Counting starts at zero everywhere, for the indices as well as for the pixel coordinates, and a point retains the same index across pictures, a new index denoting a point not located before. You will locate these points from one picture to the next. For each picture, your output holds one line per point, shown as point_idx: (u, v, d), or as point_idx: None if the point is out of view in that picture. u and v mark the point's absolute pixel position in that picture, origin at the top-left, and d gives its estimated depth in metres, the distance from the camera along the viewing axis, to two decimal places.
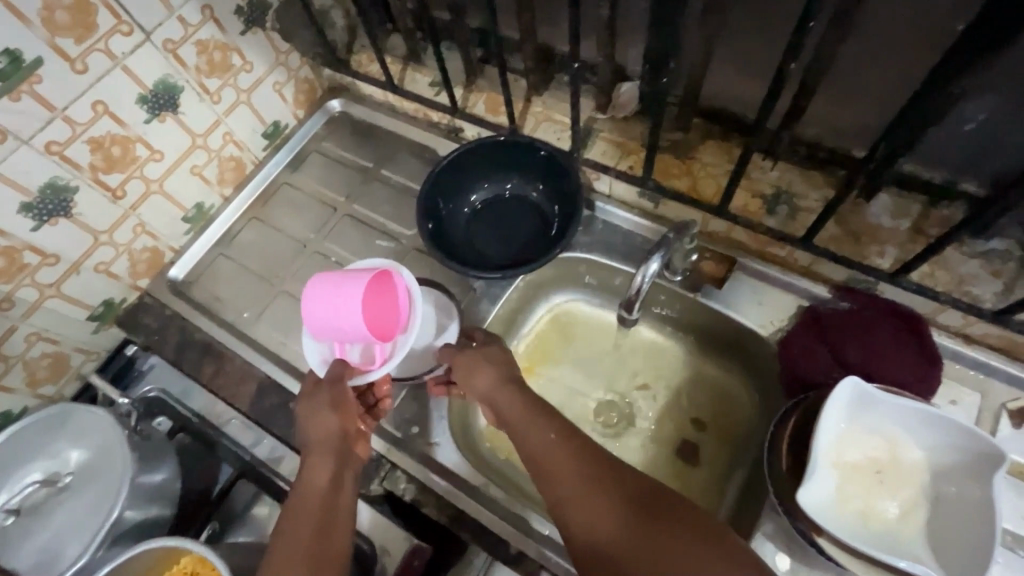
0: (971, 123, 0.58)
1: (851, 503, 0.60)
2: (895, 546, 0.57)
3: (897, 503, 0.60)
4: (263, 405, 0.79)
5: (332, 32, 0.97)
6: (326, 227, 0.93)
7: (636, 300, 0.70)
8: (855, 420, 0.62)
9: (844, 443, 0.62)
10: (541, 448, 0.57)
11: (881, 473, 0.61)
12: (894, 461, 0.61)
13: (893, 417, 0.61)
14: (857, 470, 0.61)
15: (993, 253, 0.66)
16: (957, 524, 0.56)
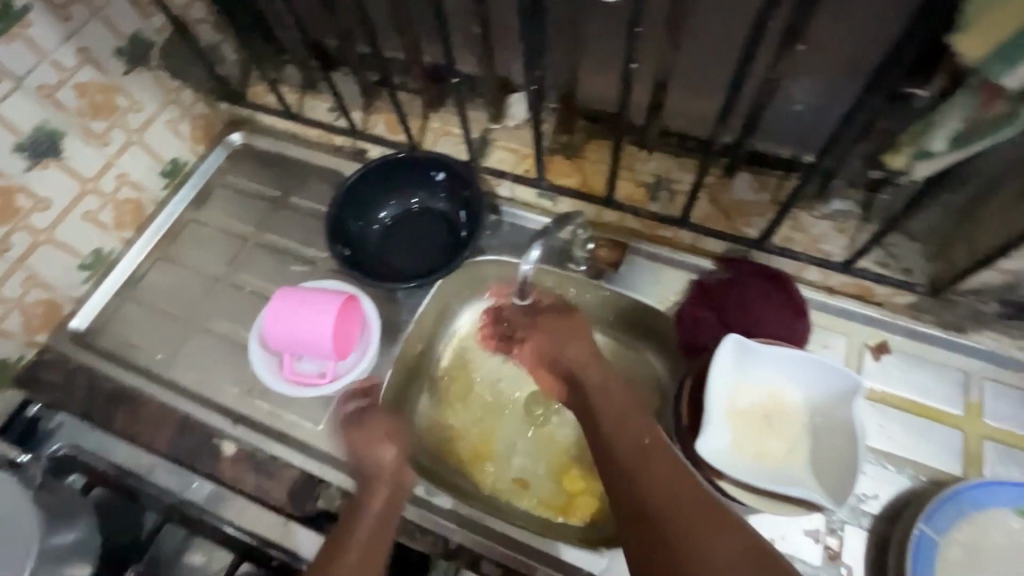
0: (798, 104, 0.67)
1: (746, 446, 0.67)
2: (786, 478, 0.64)
3: (785, 443, 0.68)
4: (186, 444, 0.77)
5: (224, 67, 0.97)
6: (237, 259, 0.93)
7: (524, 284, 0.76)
8: (744, 373, 0.69)
9: (737, 394, 0.69)
10: (632, 446, 0.61)
11: (771, 417, 0.68)
12: (780, 405, 0.69)
13: (773, 366, 0.69)
14: (749, 417, 0.68)
15: (837, 214, 0.76)
16: (832, 451, 0.64)
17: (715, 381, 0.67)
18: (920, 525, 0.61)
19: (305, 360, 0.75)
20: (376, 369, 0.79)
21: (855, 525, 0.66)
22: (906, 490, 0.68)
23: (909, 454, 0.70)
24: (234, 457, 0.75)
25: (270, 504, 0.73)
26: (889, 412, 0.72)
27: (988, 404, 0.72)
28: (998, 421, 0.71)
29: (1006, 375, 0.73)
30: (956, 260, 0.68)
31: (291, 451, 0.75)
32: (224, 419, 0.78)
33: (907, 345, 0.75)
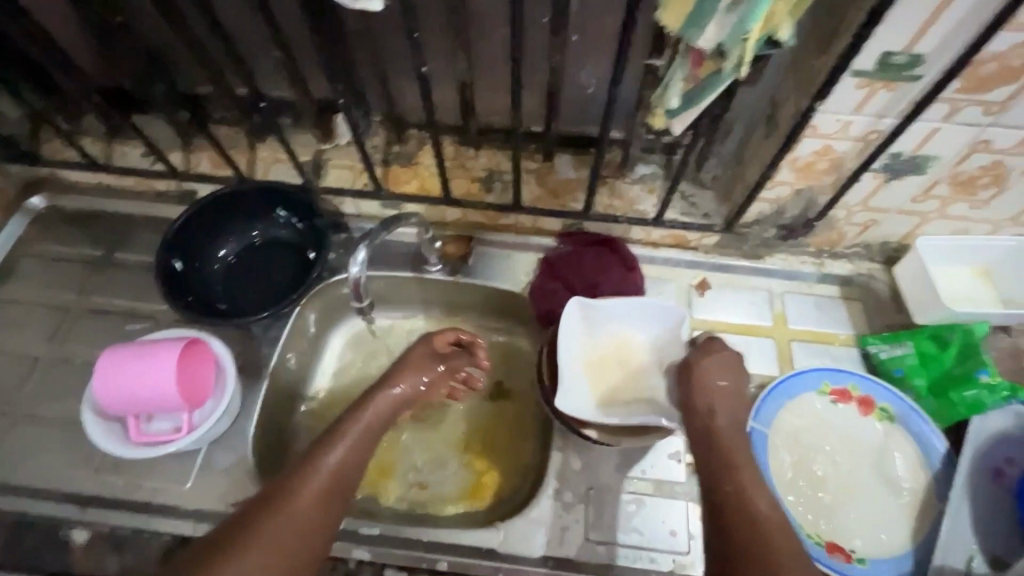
0: (590, 86, 0.78)
1: (601, 390, 0.74)
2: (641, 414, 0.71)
3: (632, 380, 0.75)
4: (26, 546, 0.68)
5: (7, 127, 0.88)
6: (60, 332, 0.83)
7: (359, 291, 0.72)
8: (591, 326, 0.76)
9: (587, 345, 0.76)
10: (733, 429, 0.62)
11: (619, 359, 0.76)
12: (628, 346, 0.76)
13: (615, 314, 0.75)
14: (602, 363, 0.75)
15: (644, 177, 0.87)
16: (670, 379, 0.72)
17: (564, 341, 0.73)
18: (751, 423, 0.72)
19: (157, 419, 0.70)
20: (241, 411, 0.75)
21: None
22: None
23: None
24: (88, 544, 0.68)
25: None
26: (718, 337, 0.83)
27: (790, 312, 0.86)
28: (799, 324, 0.85)
29: (799, 286, 0.88)
30: (737, 198, 0.80)
31: (156, 519, 0.69)
32: (71, 506, 0.70)
33: (722, 278, 0.88)
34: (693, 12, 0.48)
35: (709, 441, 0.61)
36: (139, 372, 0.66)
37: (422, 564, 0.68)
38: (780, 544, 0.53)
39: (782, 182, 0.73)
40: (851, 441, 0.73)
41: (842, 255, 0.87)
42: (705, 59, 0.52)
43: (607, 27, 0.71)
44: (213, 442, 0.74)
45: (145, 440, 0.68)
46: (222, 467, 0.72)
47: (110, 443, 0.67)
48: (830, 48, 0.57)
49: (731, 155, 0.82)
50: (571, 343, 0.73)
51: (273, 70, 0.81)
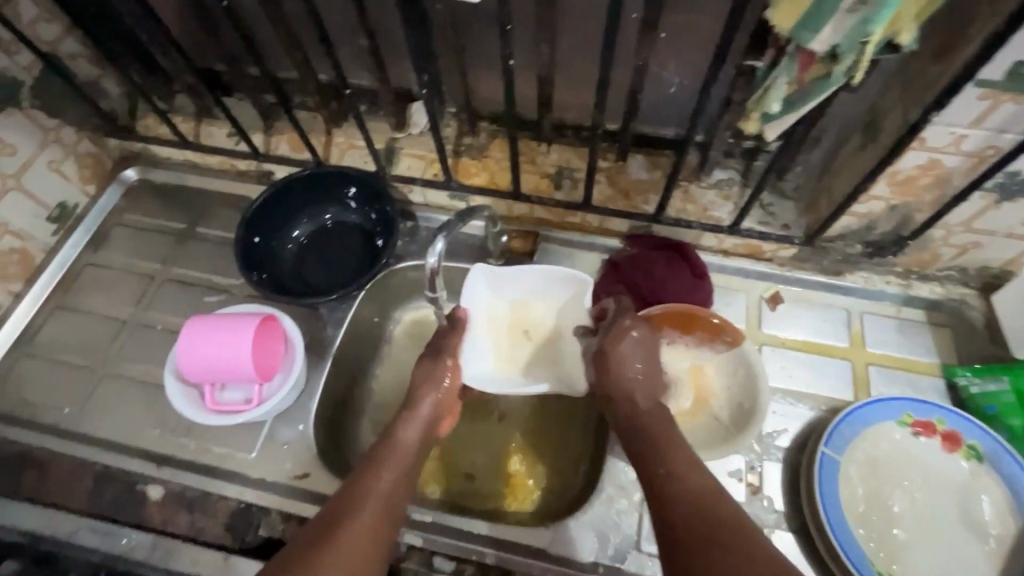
0: (673, 86, 0.76)
1: (517, 357, 0.76)
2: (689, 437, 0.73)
3: (506, 360, 0.76)
4: (106, 496, 0.72)
5: (108, 102, 0.94)
6: (145, 298, 0.88)
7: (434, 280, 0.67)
8: (499, 297, 0.77)
9: (511, 313, 0.78)
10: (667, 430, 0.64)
11: (516, 337, 0.77)
12: (553, 317, 0.77)
13: (516, 285, 0.77)
14: (535, 331, 0.77)
15: (721, 182, 0.83)
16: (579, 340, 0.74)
17: (508, 297, 0.78)
18: (821, 447, 0.68)
19: (229, 389, 0.74)
20: (306, 388, 0.78)
21: (771, 459, 0.73)
22: (810, 421, 0.75)
23: (805, 389, 0.77)
24: (161, 501, 0.72)
25: (207, 541, 0.70)
26: (788, 354, 0.80)
27: (868, 335, 0.81)
28: (878, 348, 0.80)
29: (880, 307, 0.83)
30: (822, 210, 0.76)
31: (223, 484, 0.72)
32: (148, 463, 0.74)
33: (796, 293, 0.84)
34: (810, 12, 0.45)
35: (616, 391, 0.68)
36: (218, 345, 0.69)
37: (472, 555, 0.68)
38: (756, 540, 0.51)
39: (876, 196, 0.69)
40: (930, 478, 0.68)
41: (932, 278, 0.81)
42: (815, 62, 0.49)
43: (699, 26, 0.68)
44: (278, 415, 0.77)
45: (217, 409, 0.71)
46: (286, 440, 0.75)
47: (186, 408, 0.71)
48: (952, 55, 0.53)
49: (817, 165, 0.78)
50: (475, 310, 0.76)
51: (358, 58, 0.83)
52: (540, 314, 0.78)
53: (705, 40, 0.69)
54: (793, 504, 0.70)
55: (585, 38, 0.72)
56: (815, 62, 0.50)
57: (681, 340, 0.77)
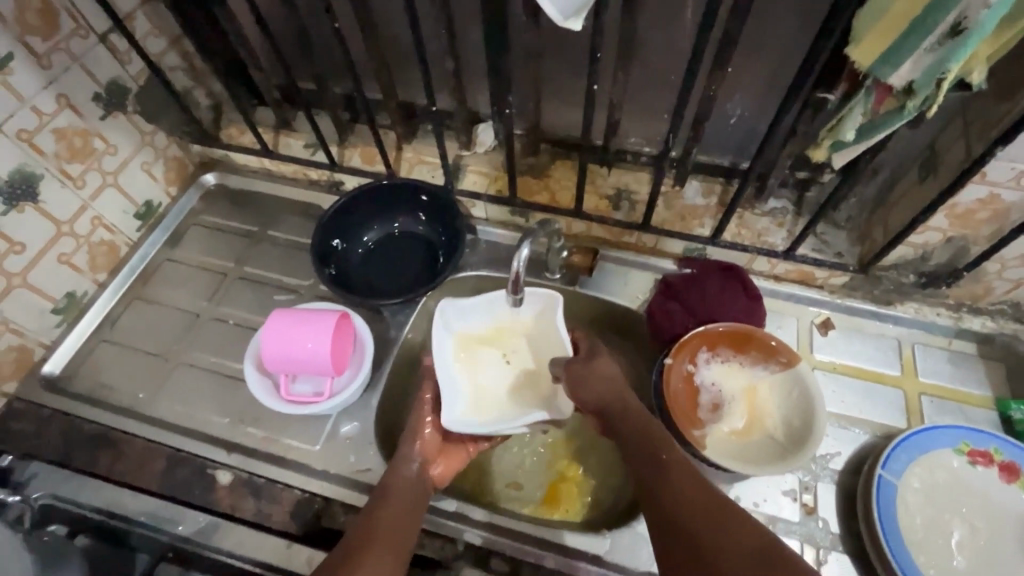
0: (734, 116, 0.80)
1: (495, 395, 0.78)
2: (747, 454, 0.73)
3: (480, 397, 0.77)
4: (177, 478, 0.75)
5: (198, 111, 1.01)
6: (218, 293, 0.93)
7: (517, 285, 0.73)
8: (465, 337, 0.81)
9: (479, 353, 0.80)
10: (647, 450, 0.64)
11: (489, 372, 0.79)
12: (520, 351, 0.80)
13: (476, 324, 0.81)
14: (503, 367, 0.79)
15: (774, 211, 0.87)
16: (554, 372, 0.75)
17: (472, 337, 0.81)
18: (879, 470, 0.69)
19: (301, 381, 0.77)
20: (370, 386, 0.81)
21: (825, 480, 0.73)
22: (863, 445, 0.76)
23: (859, 413, 0.79)
24: (230, 485, 0.74)
25: (271, 527, 0.72)
26: (840, 379, 0.82)
27: (920, 364, 0.82)
28: (930, 378, 0.81)
29: (932, 339, 0.84)
30: (877, 240, 0.79)
31: (288, 473, 0.75)
32: (218, 448, 0.77)
33: (846, 320, 0.86)
34: (889, 50, 0.49)
35: (611, 417, 0.69)
36: (299, 339, 0.72)
37: (528, 557, 0.69)
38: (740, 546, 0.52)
39: (933, 228, 0.71)
40: (989, 508, 0.68)
41: (984, 311, 0.83)
42: (890, 95, 0.53)
43: (766, 62, 0.73)
44: (343, 410, 0.79)
45: (293, 400, 0.75)
46: (349, 435, 0.78)
47: (266, 397, 0.74)
48: (1017, 96, 0.57)
49: (872, 197, 0.81)
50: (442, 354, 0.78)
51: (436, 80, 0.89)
52: (512, 345, 0.81)
53: (769, 75, 0.74)
54: (848, 526, 0.71)
55: (657, 70, 0.78)
56: (889, 96, 0.54)
57: (736, 359, 0.79)
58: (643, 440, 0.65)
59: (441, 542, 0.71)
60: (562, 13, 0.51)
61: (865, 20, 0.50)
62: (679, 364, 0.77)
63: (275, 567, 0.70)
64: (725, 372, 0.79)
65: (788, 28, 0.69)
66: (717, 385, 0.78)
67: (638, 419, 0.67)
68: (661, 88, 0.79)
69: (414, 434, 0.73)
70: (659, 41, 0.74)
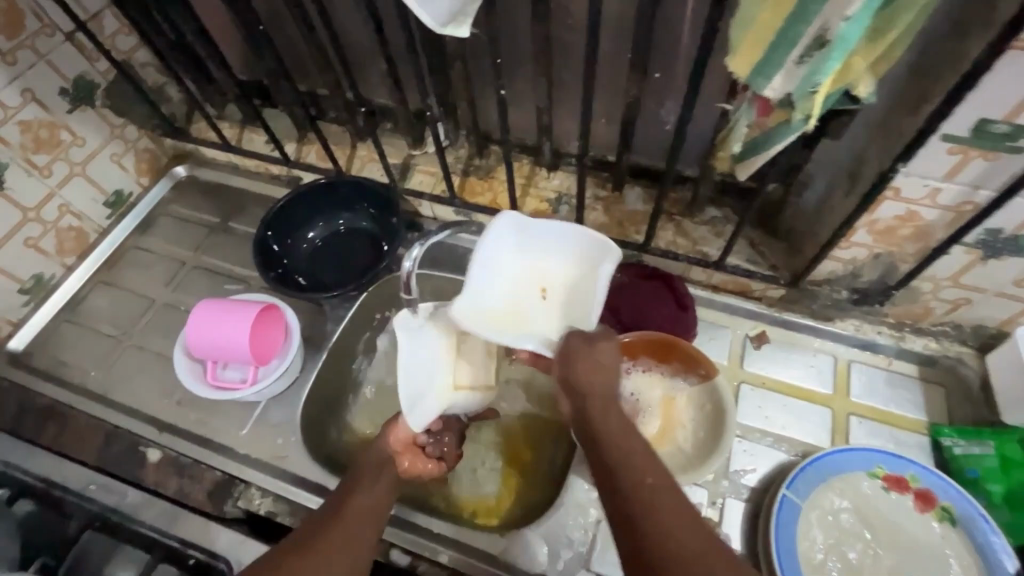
0: (666, 123, 0.79)
1: (467, 370, 0.71)
2: None
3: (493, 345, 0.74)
4: (112, 453, 0.80)
5: (170, 106, 1.05)
6: (175, 281, 0.98)
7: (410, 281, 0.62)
8: (525, 246, 0.65)
9: (510, 272, 0.65)
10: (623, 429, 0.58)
11: (498, 300, 0.65)
12: (577, 295, 0.65)
13: (556, 243, 0.64)
14: (531, 296, 0.66)
15: (714, 219, 0.86)
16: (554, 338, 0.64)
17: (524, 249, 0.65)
18: (783, 490, 0.67)
19: (229, 368, 0.80)
20: (301, 375, 0.85)
21: (734, 496, 0.72)
22: (782, 463, 0.74)
23: (781, 431, 0.77)
24: (158, 463, 0.79)
25: (192, 505, 0.76)
26: (767, 394, 0.80)
27: (853, 383, 0.80)
28: (862, 398, 0.78)
29: (869, 358, 0.81)
30: (809, 253, 0.77)
31: (214, 456, 0.79)
32: (153, 428, 0.82)
33: (782, 335, 0.84)
34: (761, 62, 0.48)
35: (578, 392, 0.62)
36: (220, 326, 0.76)
37: (427, 551, 0.72)
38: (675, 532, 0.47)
39: (858, 243, 0.69)
40: (898, 535, 0.66)
41: (927, 332, 0.79)
42: (773, 108, 0.52)
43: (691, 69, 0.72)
44: (272, 398, 0.83)
45: (220, 385, 0.78)
46: (275, 422, 0.82)
47: (194, 383, 0.78)
48: (920, 111, 0.55)
49: (809, 209, 0.79)
50: (494, 235, 0.62)
51: (383, 81, 0.91)
52: (560, 290, 0.66)
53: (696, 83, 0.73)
54: (750, 544, 0.70)
55: None
56: (772, 109, 0.52)
57: (658, 369, 0.78)
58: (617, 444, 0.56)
59: None
60: (439, 21, 0.52)
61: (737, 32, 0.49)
62: None
63: (190, 541, 0.73)
64: (645, 381, 0.78)
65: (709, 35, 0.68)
66: (636, 394, 0.78)
67: (619, 414, 0.59)
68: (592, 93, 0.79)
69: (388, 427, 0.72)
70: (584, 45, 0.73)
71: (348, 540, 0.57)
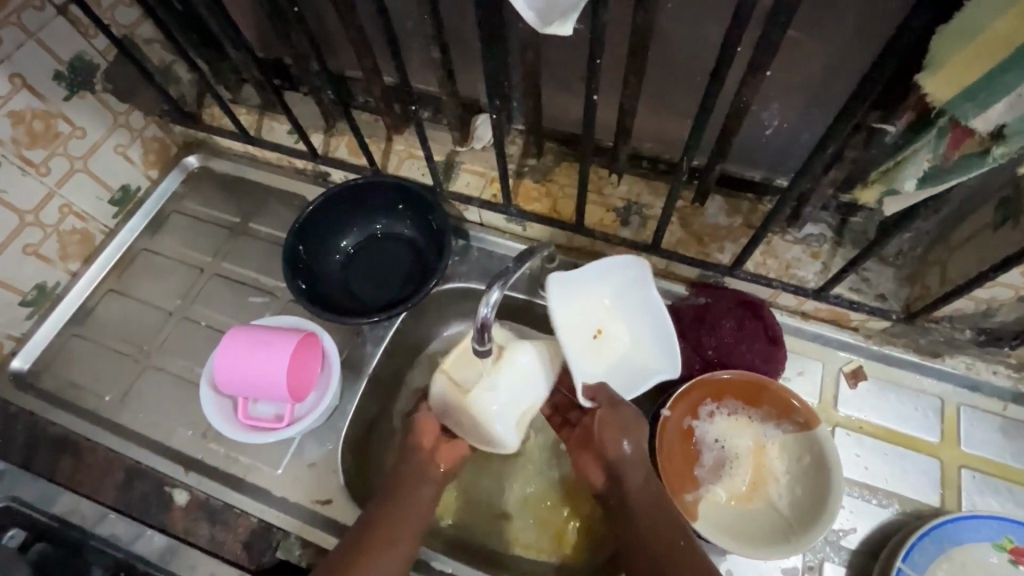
0: (770, 128, 0.67)
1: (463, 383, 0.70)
2: (748, 526, 0.64)
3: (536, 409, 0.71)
4: (134, 493, 0.73)
5: (179, 88, 0.92)
6: (193, 291, 0.88)
7: (484, 333, 0.62)
8: (618, 295, 0.73)
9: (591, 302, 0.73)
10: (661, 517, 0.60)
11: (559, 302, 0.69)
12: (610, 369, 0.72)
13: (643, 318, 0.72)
14: (585, 333, 0.72)
15: (810, 238, 0.74)
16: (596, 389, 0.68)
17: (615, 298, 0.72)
18: (897, 562, 0.60)
19: (261, 403, 0.72)
20: (339, 407, 0.76)
21: (833, 560, 0.65)
22: (885, 522, 0.66)
23: (884, 484, 0.69)
24: (186, 507, 0.72)
25: (226, 554, 0.69)
26: (866, 442, 0.71)
27: (964, 431, 0.70)
28: (975, 449, 0.70)
29: (983, 401, 0.72)
30: (931, 287, 0.66)
31: (247, 499, 0.71)
32: (178, 465, 0.74)
33: (881, 371, 0.74)
34: (976, 84, 0.37)
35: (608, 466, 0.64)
36: (254, 360, 0.68)
37: None
38: None
39: (1003, 283, 0.59)
40: None
41: None
42: (971, 138, 0.41)
43: (816, 66, 0.59)
44: (308, 433, 0.74)
45: (252, 423, 0.70)
46: (312, 460, 0.73)
47: (223, 421, 0.70)
48: None
49: (930, 233, 0.68)
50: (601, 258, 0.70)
51: (428, 67, 0.78)
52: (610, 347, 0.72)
53: (817, 84, 0.61)
54: None
55: (682, 67, 0.64)
56: (970, 139, 0.41)
57: (746, 413, 0.70)
58: (653, 530, 0.59)
59: None
60: (542, 18, 0.42)
61: (941, 41, 0.38)
62: (677, 415, 0.68)
63: None
64: (730, 427, 0.69)
65: (851, 26, 0.55)
66: (720, 442, 0.69)
67: (643, 486, 0.62)
68: (683, 90, 0.66)
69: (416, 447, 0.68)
70: (684, 33, 0.61)
71: (389, 563, 0.59)
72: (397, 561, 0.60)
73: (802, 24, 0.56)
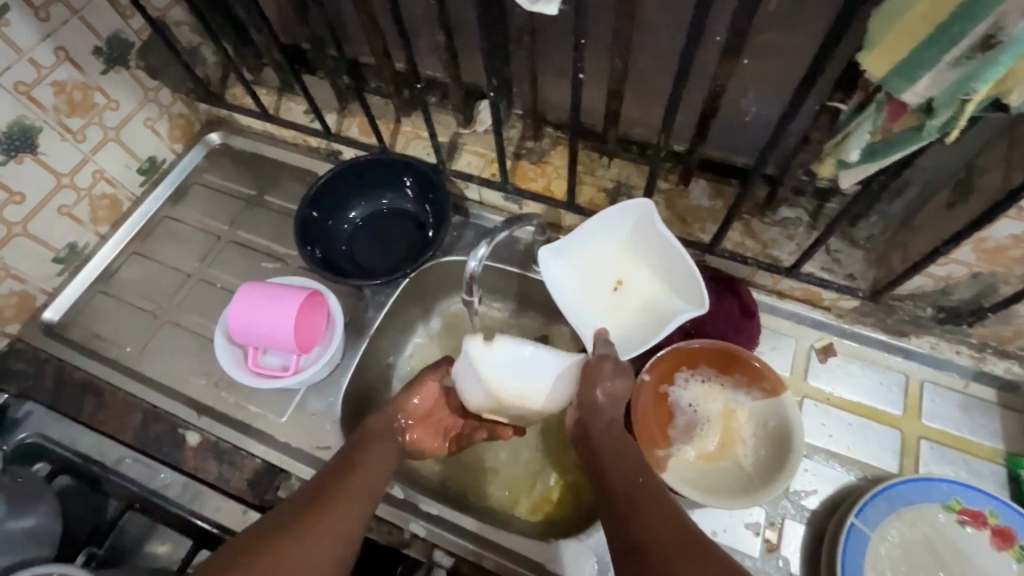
0: (748, 114, 0.72)
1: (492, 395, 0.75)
2: (715, 482, 0.69)
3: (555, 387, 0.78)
4: (150, 434, 0.79)
5: (204, 68, 0.99)
6: (211, 256, 0.94)
7: (474, 284, 0.69)
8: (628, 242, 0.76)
9: (605, 256, 0.77)
10: (628, 462, 0.61)
11: (585, 240, 0.75)
12: (624, 317, 0.76)
13: (658, 256, 0.74)
14: (606, 280, 0.78)
15: (786, 221, 0.79)
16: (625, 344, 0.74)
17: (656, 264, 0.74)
18: (851, 518, 0.64)
19: (270, 355, 0.78)
20: (341, 364, 0.81)
21: (795, 518, 0.69)
22: (845, 486, 0.71)
23: (846, 451, 0.73)
24: (197, 447, 0.77)
25: (232, 491, 0.75)
26: (832, 412, 0.75)
27: (926, 406, 0.75)
28: (935, 422, 0.74)
29: (945, 378, 0.76)
30: (895, 266, 0.71)
31: (253, 442, 0.77)
32: (191, 411, 0.80)
33: (850, 348, 0.79)
34: (905, 61, 0.42)
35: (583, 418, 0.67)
36: (265, 311, 0.74)
37: (472, 555, 0.71)
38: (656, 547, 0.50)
39: (956, 260, 0.64)
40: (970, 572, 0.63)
41: (1011, 355, 0.73)
42: (907, 112, 0.46)
43: (789, 55, 0.64)
44: (312, 385, 0.80)
45: (260, 371, 0.76)
46: (314, 411, 0.79)
47: (233, 368, 0.76)
48: None
49: (897, 217, 0.72)
50: (629, 211, 0.73)
51: (435, 52, 0.84)
52: (636, 293, 0.77)
53: (791, 73, 0.65)
54: (809, 568, 0.67)
55: (667, 55, 0.69)
56: (905, 112, 0.47)
57: (718, 380, 0.74)
58: (621, 471, 0.60)
59: (389, 528, 0.73)
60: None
61: (875, 23, 0.43)
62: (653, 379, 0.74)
63: (229, 529, 0.73)
64: (704, 392, 0.74)
65: (817, 17, 0.59)
66: (693, 406, 0.74)
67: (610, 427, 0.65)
68: (668, 77, 0.72)
69: (390, 415, 0.71)
70: (668, 23, 0.66)
71: (350, 508, 0.59)
72: (358, 509, 0.59)
73: (774, 15, 0.61)
